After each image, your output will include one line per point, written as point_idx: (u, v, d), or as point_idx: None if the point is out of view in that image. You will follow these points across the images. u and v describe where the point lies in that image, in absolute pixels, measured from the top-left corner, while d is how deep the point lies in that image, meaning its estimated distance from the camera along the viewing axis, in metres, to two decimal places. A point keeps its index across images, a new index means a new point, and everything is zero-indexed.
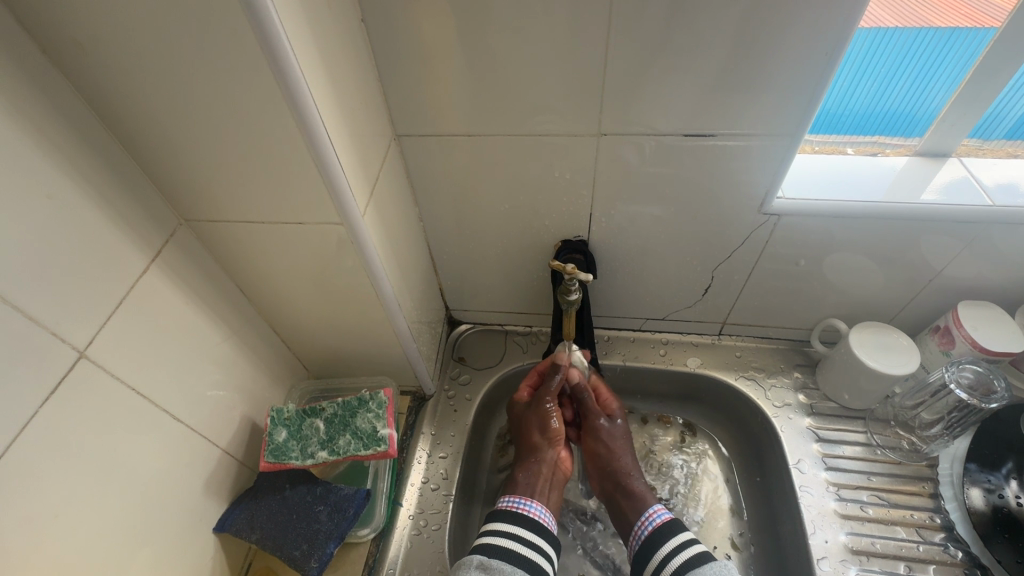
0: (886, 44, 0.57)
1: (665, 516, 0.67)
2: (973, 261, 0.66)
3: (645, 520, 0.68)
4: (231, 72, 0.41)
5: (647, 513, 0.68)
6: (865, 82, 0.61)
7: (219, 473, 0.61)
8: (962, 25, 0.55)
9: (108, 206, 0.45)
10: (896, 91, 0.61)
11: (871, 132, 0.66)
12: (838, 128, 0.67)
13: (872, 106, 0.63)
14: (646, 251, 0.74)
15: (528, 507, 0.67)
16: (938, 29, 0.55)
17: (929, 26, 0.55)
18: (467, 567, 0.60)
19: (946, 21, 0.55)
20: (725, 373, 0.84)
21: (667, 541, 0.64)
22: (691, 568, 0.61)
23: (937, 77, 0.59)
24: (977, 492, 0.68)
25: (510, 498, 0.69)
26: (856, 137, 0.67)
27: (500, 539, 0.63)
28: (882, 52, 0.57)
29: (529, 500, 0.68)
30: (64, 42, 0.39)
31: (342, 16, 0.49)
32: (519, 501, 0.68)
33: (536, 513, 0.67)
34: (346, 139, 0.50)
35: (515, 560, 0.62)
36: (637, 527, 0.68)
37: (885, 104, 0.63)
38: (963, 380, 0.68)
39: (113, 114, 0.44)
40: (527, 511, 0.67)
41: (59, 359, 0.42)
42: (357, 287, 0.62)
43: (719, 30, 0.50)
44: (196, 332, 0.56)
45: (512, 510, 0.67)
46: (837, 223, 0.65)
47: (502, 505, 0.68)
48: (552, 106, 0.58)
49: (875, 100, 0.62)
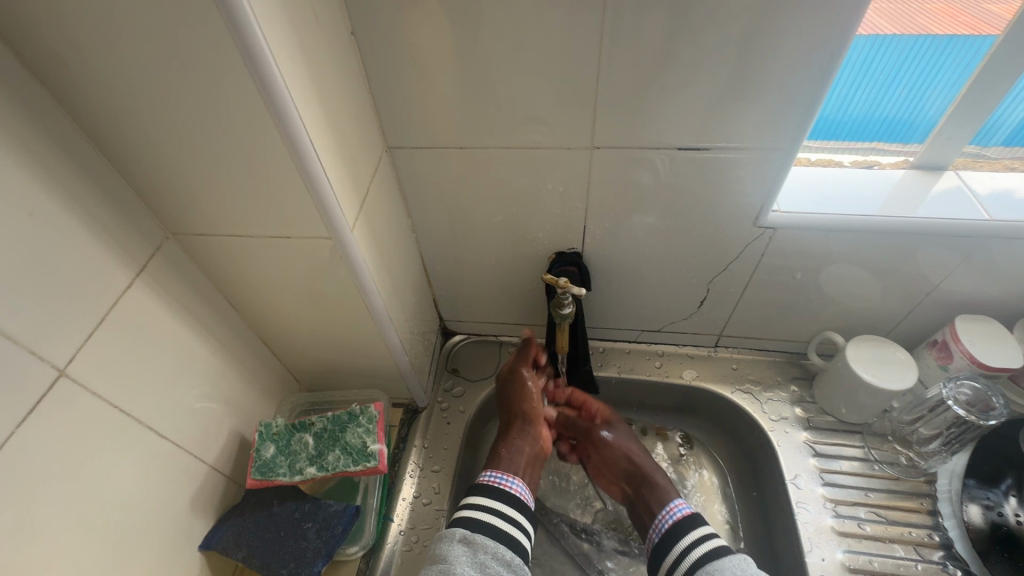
0: (885, 51, 0.56)
1: (686, 510, 0.68)
2: (970, 274, 0.65)
3: (666, 515, 0.69)
4: (217, 87, 0.40)
5: (668, 508, 0.69)
6: (863, 89, 0.60)
7: (206, 489, 0.60)
8: (960, 33, 0.54)
9: (90, 221, 0.44)
10: (894, 98, 0.60)
11: (869, 139, 0.66)
12: (836, 135, 0.66)
13: (870, 114, 0.62)
14: (641, 264, 0.73)
15: (509, 483, 0.67)
16: (936, 37, 0.55)
17: (927, 33, 0.55)
18: (448, 540, 0.61)
19: (945, 29, 0.54)
20: (721, 386, 0.83)
21: (687, 534, 0.66)
22: (710, 561, 0.61)
23: (936, 85, 0.58)
24: (975, 508, 0.67)
25: (492, 473, 0.68)
26: (853, 143, 0.66)
27: (483, 513, 0.63)
28: (881, 59, 0.57)
29: (511, 477, 0.68)
30: (47, 57, 0.39)
31: (331, 30, 0.49)
32: (501, 477, 0.67)
33: (518, 489, 0.67)
34: (334, 152, 0.50)
35: (499, 535, 0.62)
36: (658, 521, 0.69)
37: (882, 111, 0.62)
38: (961, 396, 0.67)
39: (96, 128, 0.44)
40: (509, 487, 0.66)
41: (37, 378, 0.41)
42: (348, 301, 0.61)
43: (712, 44, 0.49)
44: (183, 346, 0.55)
45: (494, 486, 0.66)
46: (834, 236, 0.64)
47: (483, 480, 0.68)
48: (544, 120, 0.57)
49: (873, 107, 0.62)
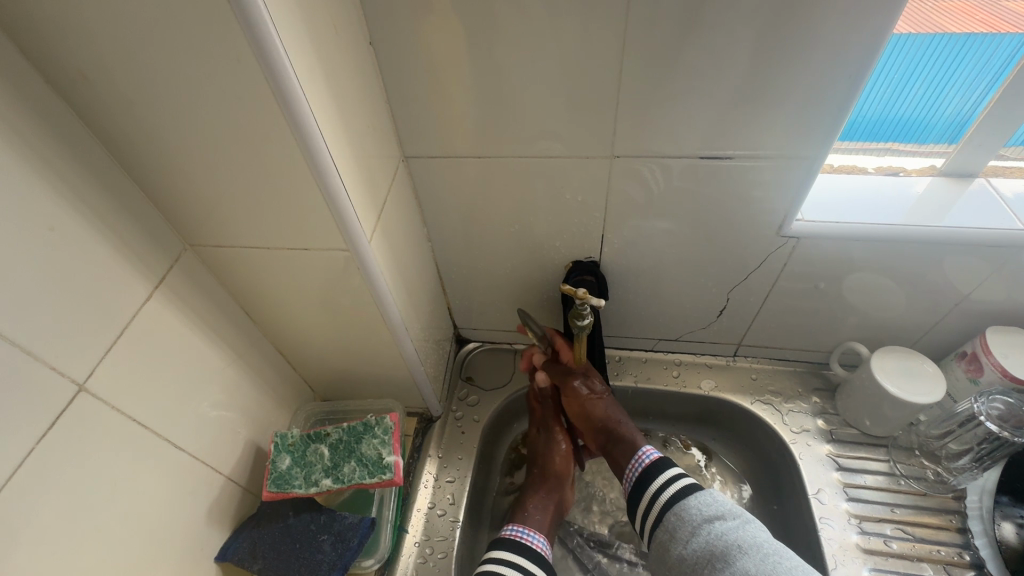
0: (900, 51, 0.54)
1: (653, 455, 0.68)
2: (1001, 285, 0.63)
3: (637, 460, 0.69)
4: (236, 100, 0.40)
5: (638, 453, 0.69)
6: (879, 89, 0.58)
7: (223, 500, 0.60)
8: (978, 31, 0.52)
9: (109, 235, 0.44)
10: (909, 98, 0.58)
11: (884, 139, 0.64)
12: (851, 136, 0.64)
13: (884, 114, 0.61)
14: (659, 272, 0.72)
15: (531, 538, 0.67)
16: (952, 35, 0.53)
17: (944, 32, 0.52)
18: None
19: (962, 27, 0.52)
20: (739, 397, 0.81)
21: (657, 478, 0.66)
22: (677, 504, 0.63)
23: (952, 85, 0.57)
24: (1009, 526, 0.65)
25: (513, 527, 0.68)
26: (868, 143, 0.65)
27: (507, 568, 0.63)
28: (894, 59, 0.55)
29: (532, 531, 0.68)
30: (67, 72, 0.39)
31: (349, 40, 0.48)
32: (522, 531, 0.68)
33: (538, 544, 0.67)
34: (352, 164, 0.49)
35: None
36: (630, 469, 0.69)
37: (897, 111, 0.60)
38: (993, 411, 0.64)
39: (116, 141, 0.43)
40: (531, 541, 0.67)
41: (57, 393, 0.41)
42: (364, 311, 0.61)
43: (735, 52, 0.48)
44: (200, 358, 0.55)
45: (515, 540, 0.66)
46: (860, 245, 0.63)
47: (505, 533, 0.68)
48: (561, 128, 0.56)
49: (888, 107, 0.60)
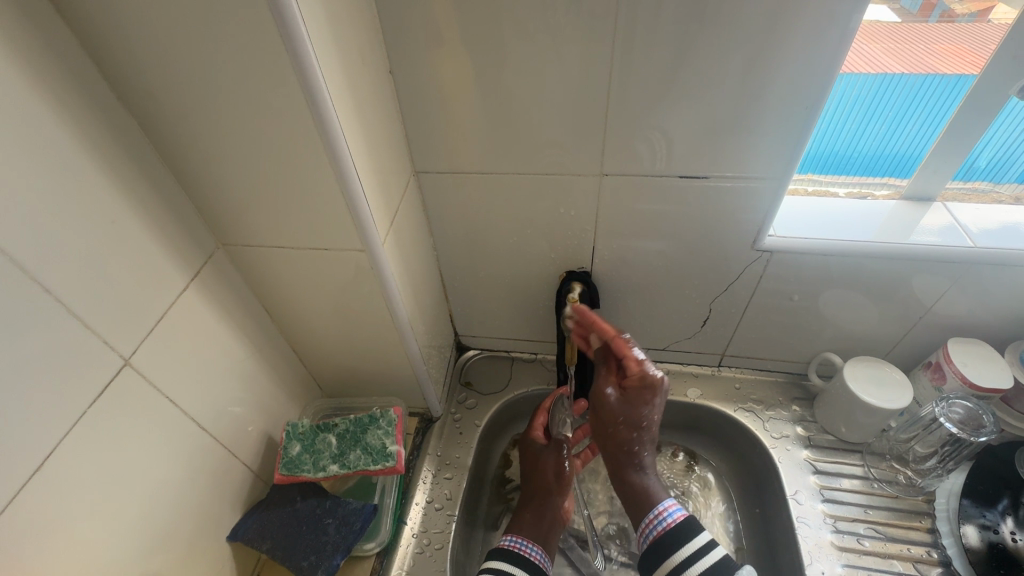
0: (895, 89, 0.61)
1: (678, 515, 0.63)
2: (961, 298, 0.69)
3: (654, 519, 0.63)
4: (275, 117, 0.47)
5: (658, 511, 0.63)
6: (875, 125, 0.65)
7: (237, 483, 0.64)
8: (968, 73, 0.58)
9: (157, 229, 0.51)
10: (905, 133, 0.65)
11: (880, 174, 0.70)
12: (848, 169, 0.70)
13: (881, 149, 0.67)
14: (647, 284, 0.78)
15: (529, 549, 0.67)
16: (944, 76, 0.59)
17: (935, 73, 0.59)
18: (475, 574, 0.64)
19: (952, 69, 0.58)
20: (724, 404, 0.86)
21: (681, 546, 0.60)
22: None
23: (944, 121, 0.63)
24: (972, 528, 0.69)
25: (513, 538, 0.68)
26: (866, 177, 0.71)
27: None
28: (889, 99, 0.62)
29: (530, 542, 0.68)
30: (136, 89, 0.46)
31: (373, 69, 0.55)
32: (522, 542, 0.67)
33: (536, 556, 0.66)
34: (371, 174, 0.56)
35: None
36: (646, 525, 0.64)
37: (894, 146, 0.67)
38: (953, 415, 0.70)
39: (168, 149, 0.50)
40: (530, 553, 0.66)
41: (107, 366, 0.47)
42: (374, 311, 0.66)
43: (713, 84, 0.55)
44: (223, 346, 0.61)
45: (513, 551, 0.66)
46: (830, 260, 0.68)
47: (504, 543, 0.68)
48: (557, 148, 0.63)
49: (886, 142, 0.66)
